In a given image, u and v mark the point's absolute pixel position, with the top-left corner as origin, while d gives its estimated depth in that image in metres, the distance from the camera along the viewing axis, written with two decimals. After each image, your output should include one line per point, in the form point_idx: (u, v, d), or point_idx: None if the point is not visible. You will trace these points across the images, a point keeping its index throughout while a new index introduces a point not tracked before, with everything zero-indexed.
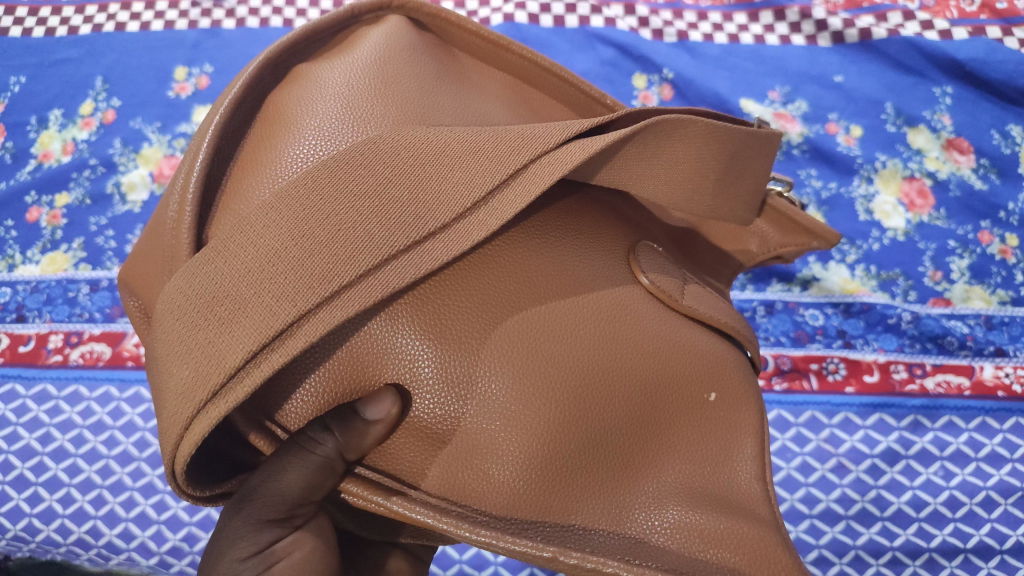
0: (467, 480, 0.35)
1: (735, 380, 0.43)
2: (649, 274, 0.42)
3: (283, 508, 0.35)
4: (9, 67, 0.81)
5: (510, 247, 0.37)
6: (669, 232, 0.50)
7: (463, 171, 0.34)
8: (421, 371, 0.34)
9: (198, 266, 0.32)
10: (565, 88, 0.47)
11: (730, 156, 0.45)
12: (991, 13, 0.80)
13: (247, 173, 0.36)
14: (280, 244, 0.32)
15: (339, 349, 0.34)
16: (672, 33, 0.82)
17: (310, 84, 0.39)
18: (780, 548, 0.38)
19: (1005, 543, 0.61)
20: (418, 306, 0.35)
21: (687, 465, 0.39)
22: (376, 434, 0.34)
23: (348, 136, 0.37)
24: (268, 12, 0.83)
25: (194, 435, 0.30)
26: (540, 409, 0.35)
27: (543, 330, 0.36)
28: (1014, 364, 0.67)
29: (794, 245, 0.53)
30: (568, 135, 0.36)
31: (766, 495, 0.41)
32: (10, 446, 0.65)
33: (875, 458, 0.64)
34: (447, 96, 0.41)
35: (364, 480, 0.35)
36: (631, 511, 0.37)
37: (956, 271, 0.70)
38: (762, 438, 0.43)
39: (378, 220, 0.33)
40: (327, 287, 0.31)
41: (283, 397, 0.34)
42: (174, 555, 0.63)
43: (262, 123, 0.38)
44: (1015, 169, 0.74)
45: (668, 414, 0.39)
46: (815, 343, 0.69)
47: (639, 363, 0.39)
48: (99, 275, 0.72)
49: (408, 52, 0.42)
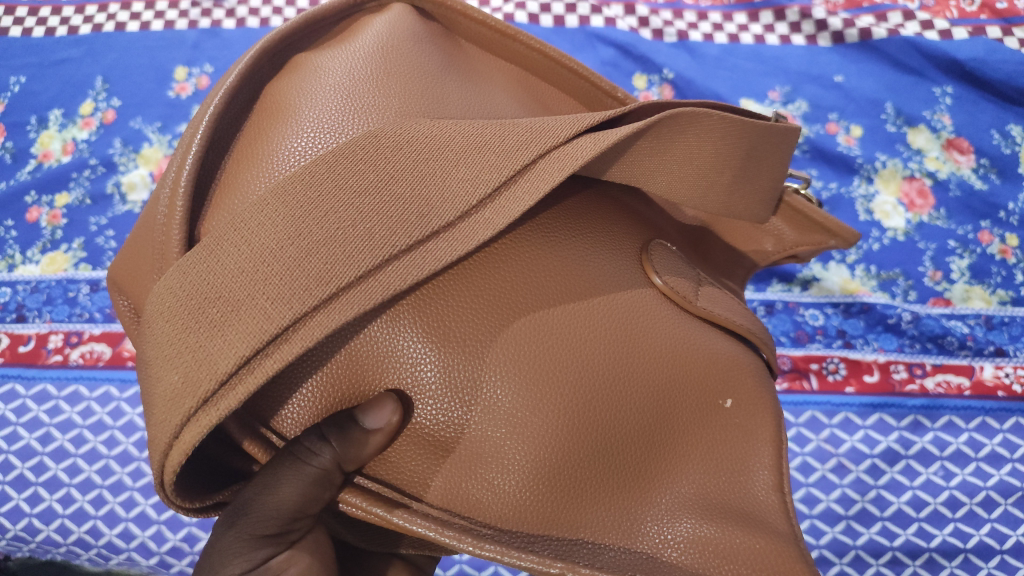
0: (471, 490, 0.34)
1: (749, 384, 0.41)
2: (662, 276, 0.41)
3: (278, 523, 0.34)
4: (9, 67, 0.79)
5: (517, 246, 0.36)
6: (682, 231, 0.48)
7: (467, 167, 0.33)
8: (423, 376, 0.33)
9: (190, 264, 0.30)
10: (574, 80, 0.45)
11: (745, 153, 0.43)
12: (991, 13, 0.78)
13: (243, 167, 0.35)
14: (275, 243, 0.30)
15: (338, 352, 0.32)
16: (673, 32, 0.81)
17: (309, 74, 0.38)
18: (799, 563, 0.36)
19: (1006, 543, 0.59)
20: (421, 307, 0.33)
21: (702, 476, 0.38)
22: (376, 443, 0.32)
23: (348, 128, 0.35)
24: (268, 11, 0.82)
25: (183, 444, 0.28)
26: (548, 416, 0.34)
27: (551, 333, 0.35)
28: (1014, 364, 0.65)
29: (810, 245, 0.51)
30: (578, 130, 0.34)
31: (783, 506, 0.39)
32: (10, 446, 0.64)
33: (875, 458, 0.63)
34: (452, 88, 0.40)
35: (363, 491, 0.34)
36: (643, 524, 0.36)
37: (956, 271, 0.69)
38: (779, 445, 0.41)
39: (379, 219, 0.31)
40: (324, 290, 0.29)
41: (279, 402, 0.33)
42: (174, 555, 0.61)
43: (258, 114, 0.37)
44: (1016, 168, 0.72)
45: (681, 422, 0.38)
46: (817, 343, 0.67)
47: (651, 369, 0.37)
48: (98, 274, 0.70)
49: (411, 42, 0.41)
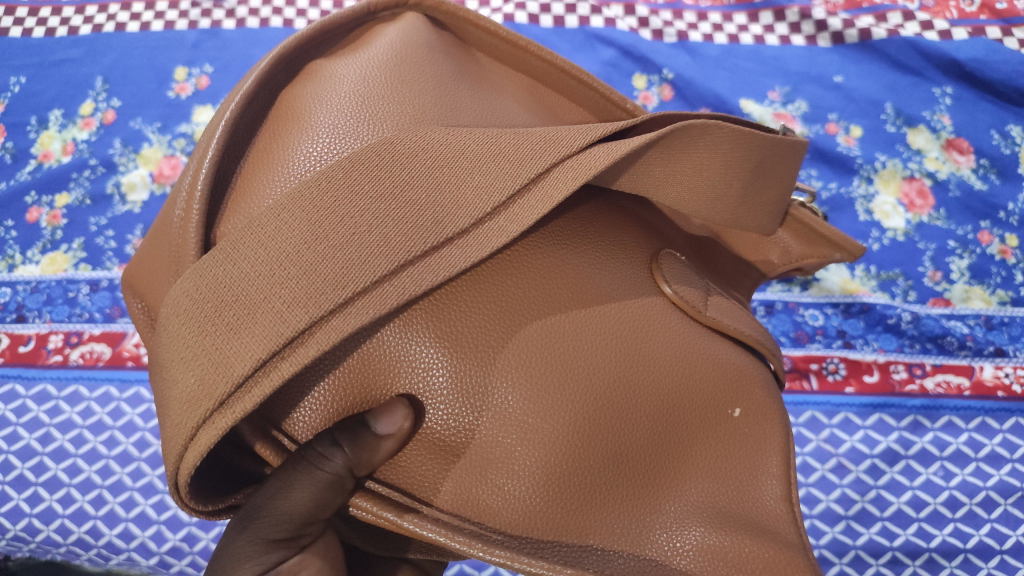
0: (480, 495, 0.34)
1: (758, 394, 0.42)
2: (672, 285, 0.41)
3: (290, 527, 0.34)
4: (9, 67, 0.79)
5: (529, 252, 0.36)
6: (690, 241, 0.49)
7: (483, 174, 0.33)
8: (434, 380, 0.33)
9: (206, 267, 0.30)
10: (583, 90, 0.45)
11: (755, 164, 0.43)
12: (991, 13, 0.79)
13: (259, 170, 0.35)
14: (292, 247, 0.30)
15: (350, 356, 0.33)
16: (672, 33, 0.81)
17: (324, 80, 0.38)
18: (804, 570, 0.37)
19: (1005, 543, 0.60)
20: (434, 313, 0.33)
21: (711, 484, 0.38)
22: (387, 448, 0.32)
23: (362, 134, 0.36)
24: (268, 12, 0.82)
25: (199, 446, 0.29)
26: (559, 422, 0.34)
27: (562, 339, 0.35)
28: (1014, 364, 0.65)
29: (816, 257, 0.51)
30: (590, 139, 0.35)
31: (791, 514, 0.39)
32: (10, 446, 0.64)
33: (875, 458, 0.63)
34: (464, 96, 0.40)
35: (375, 496, 0.34)
36: (652, 531, 0.36)
37: (956, 271, 0.69)
38: (787, 454, 0.41)
39: (396, 225, 0.31)
40: (340, 294, 0.30)
41: (291, 405, 0.33)
42: (174, 555, 0.61)
43: (274, 119, 0.37)
44: (1016, 169, 0.72)
45: (691, 431, 0.38)
46: (816, 343, 0.67)
47: (662, 376, 0.38)
48: (99, 275, 0.70)
49: (424, 50, 0.41)
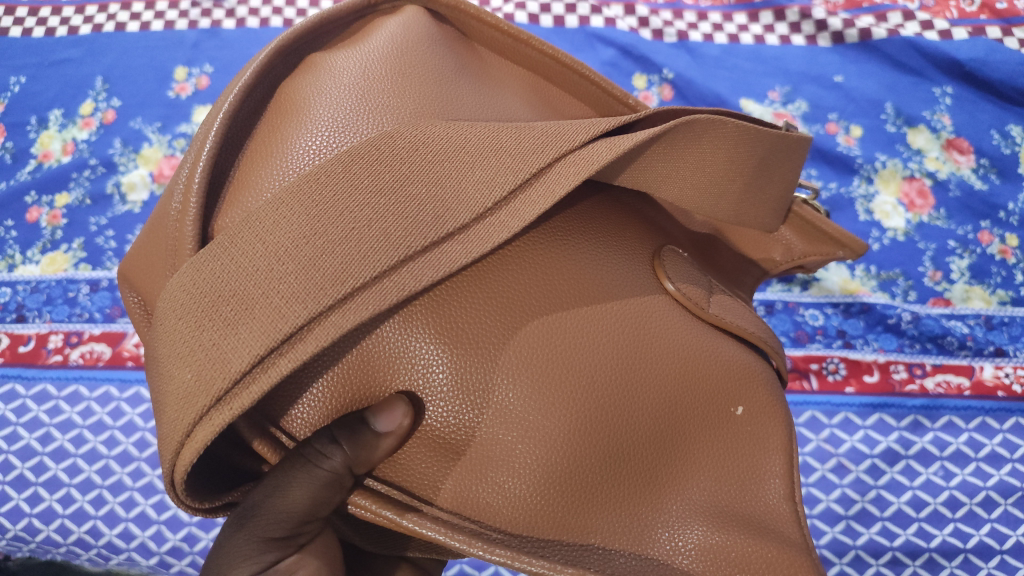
0: (480, 494, 0.33)
1: (761, 393, 0.41)
2: (675, 282, 0.41)
3: (287, 526, 0.34)
4: (9, 67, 0.79)
5: (530, 248, 0.36)
6: (692, 238, 0.48)
7: (484, 169, 0.33)
8: (435, 377, 0.33)
9: (203, 262, 0.30)
10: (586, 86, 0.45)
11: (759, 161, 0.43)
12: (991, 13, 0.78)
13: (256, 165, 0.34)
14: (291, 242, 0.30)
15: (349, 353, 0.32)
16: (674, 32, 0.80)
17: (323, 72, 0.38)
18: (805, 570, 0.36)
19: (1005, 543, 0.59)
20: (435, 309, 0.33)
21: (713, 483, 0.38)
22: (386, 446, 0.32)
23: (362, 128, 0.35)
24: (268, 12, 0.82)
25: (196, 443, 0.28)
26: (560, 419, 0.34)
27: (564, 336, 0.35)
28: (1014, 364, 0.65)
29: (818, 254, 0.51)
30: (593, 134, 0.34)
31: (795, 515, 0.39)
32: (10, 446, 0.64)
33: (875, 458, 0.63)
34: (465, 90, 0.40)
35: (374, 494, 0.34)
36: (654, 530, 0.36)
37: (956, 271, 0.69)
38: (790, 453, 0.41)
39: (396, 220, 0.31)
40: (339, 290, 0.29)
41: (290, 401, 0.33)
42: (174, 555, 0.61)
43: (273, 112, 0.37)
44: (1016, 168, 0.72)
45: (694, 429, 0.38)
46: (816, 343, 0.67)
47: (664, 374, 0.37)
48: (99, 275, 0.70)
49: (425, 44, 0.41)
